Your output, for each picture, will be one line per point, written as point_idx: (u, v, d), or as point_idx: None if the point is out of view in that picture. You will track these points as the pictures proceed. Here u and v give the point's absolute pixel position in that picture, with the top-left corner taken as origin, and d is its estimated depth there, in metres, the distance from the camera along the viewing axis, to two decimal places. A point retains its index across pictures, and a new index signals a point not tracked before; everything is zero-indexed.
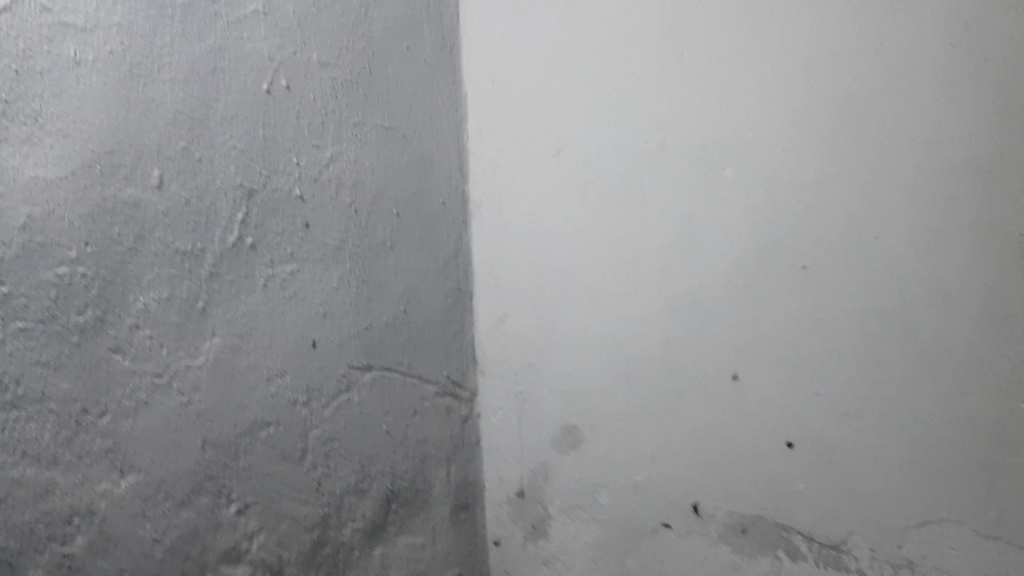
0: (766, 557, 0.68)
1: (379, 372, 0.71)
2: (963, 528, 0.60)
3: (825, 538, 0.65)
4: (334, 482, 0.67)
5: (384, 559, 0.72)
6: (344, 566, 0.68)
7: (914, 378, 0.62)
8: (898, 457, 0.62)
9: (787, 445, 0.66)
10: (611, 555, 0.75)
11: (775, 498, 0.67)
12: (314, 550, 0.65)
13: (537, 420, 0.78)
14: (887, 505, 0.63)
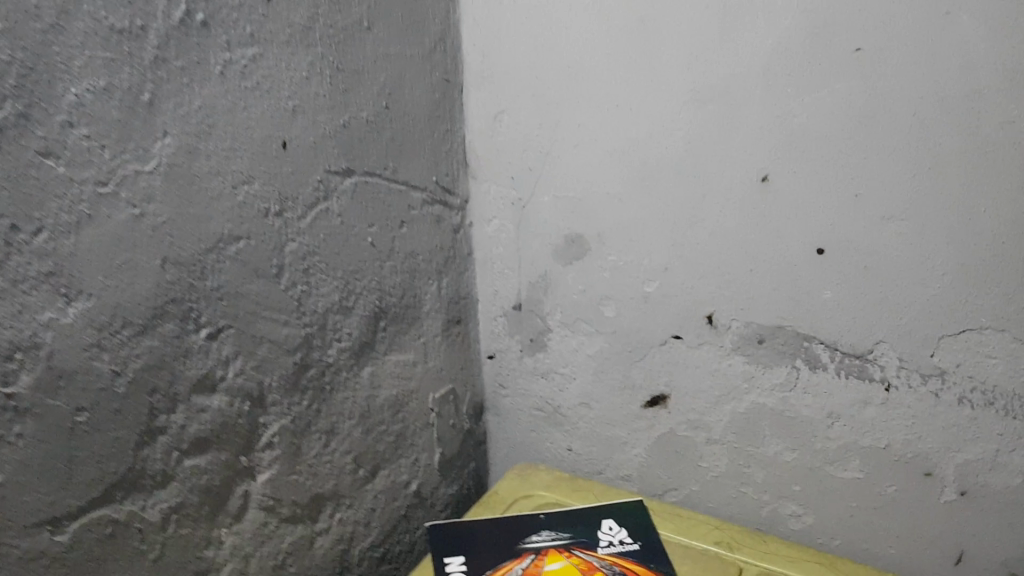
0: (782, 367, 0.66)
1: (361, 177, 0.62)
2: (1006, 337, 0.57)
3: (847, 348, 0.63)
4: (316, 300, 0.60)
5: (373, 377, 0.67)
6: (331, 387, 0.63)
7: (970, 179, 0.54)
8: (941, 264, 0.57)
9: (818, 253, 0.61)
10: (612, 368, 0.72)
11: (797, 308, 0.63)
12: (298, 373, 0.60)
13: (541, 229, 0.71)
14: (921, 313, 0.59)
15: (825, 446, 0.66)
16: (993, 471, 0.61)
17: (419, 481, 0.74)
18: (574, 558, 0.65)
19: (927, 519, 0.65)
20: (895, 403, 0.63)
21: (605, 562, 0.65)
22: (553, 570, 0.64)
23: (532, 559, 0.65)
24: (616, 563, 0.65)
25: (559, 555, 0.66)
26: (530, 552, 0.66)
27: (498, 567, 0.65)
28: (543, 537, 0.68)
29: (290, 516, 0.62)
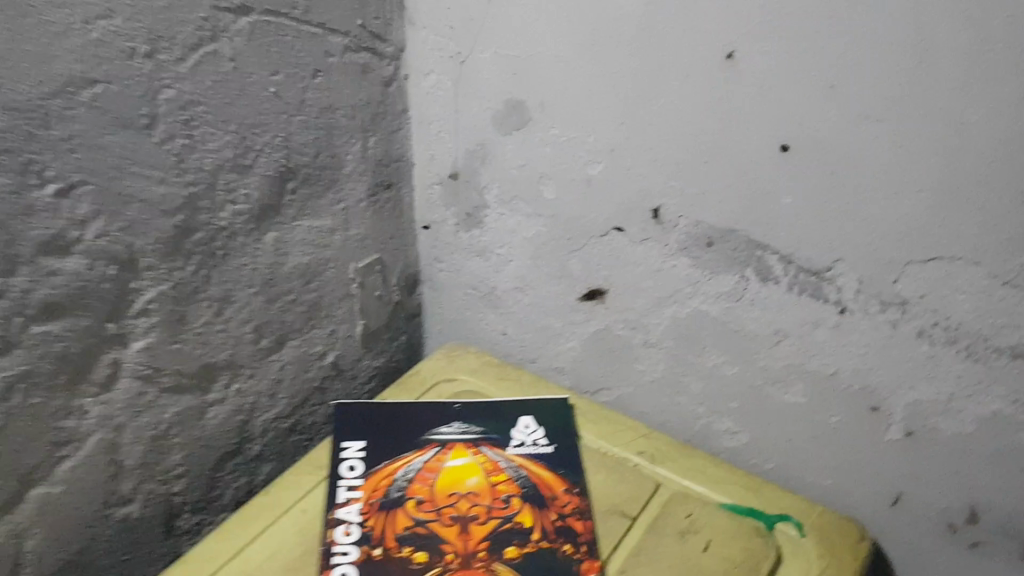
0: (730, 275, 0.59)
1: (261, 16, 0.54)
2: (980, 271, 0.49)
3: (806, 264, 0.55)
4: (202, 157, 0.53)
5: (278, 245, 0.62)
6: (224, 253, 0.58)
7: (966, 82, 0.44)
8: (917, 180, 0.48)
9: (781, 149, 0.52)
10: (550, 255, 0.67)
11: (751, 209, 0.55)
12: (181, 237, 0.54)
13: (478, 91, 0.64)
14: (888, 233, 0.51)
15: (768, 364, 0.60)
16: (945, 416, 0.54)
17: (336, 352, 0.72)
18: (481, 456, 0.62)
19: (866, 452, 0.59)
20: (850, 328, 0.55)
21: (512, 464, 0.62)
22: (456, 467, 0.61)
23: (436, 452, 0.62)
24: (524, 467, 0.61)
25: (465, 450, 0.63)
26: (435, 445, 0.63)
27: (398, 457, 0.62)
28: (452, 430, 0.65)
29: (173, 386, 0.58)
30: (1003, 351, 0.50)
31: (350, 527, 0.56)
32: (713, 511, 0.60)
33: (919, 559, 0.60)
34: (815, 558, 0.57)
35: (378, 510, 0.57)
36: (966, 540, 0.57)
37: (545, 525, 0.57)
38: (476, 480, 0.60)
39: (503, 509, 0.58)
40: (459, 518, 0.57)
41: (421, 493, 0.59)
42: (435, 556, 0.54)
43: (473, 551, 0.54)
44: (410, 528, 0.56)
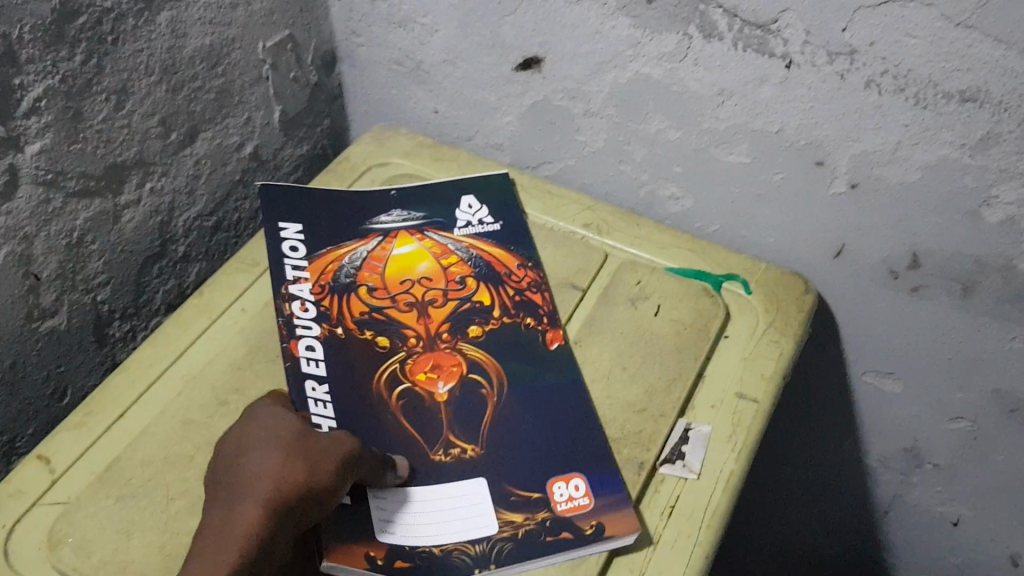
0: (672, 35, 0.55)
1: None
2: (932, 12, 0.46)
3: (751, 17, 0.51)
4: None
5: (174, 25, 0.56)
6: (114, 39, 0.52)
7: None
8: None
9: None
10: (478, 22, 0.62)
11: None
12: (61, 22, 0.48)
13: None
14: None
15: (712, 126, 0.58)
16: (891, 164, 0.53)
17: (253, 142, 0.67)
18: (428, 239, 0.60)
19: (810, 207, 0.59)
20: (795, 82, 0.53)
21: (461, 245, 0.60)
22: (404, 254, 0.59)
23: (380, 238, 0.60)
24: (474, 247, 0.60)
25: (411, 237, 0.60)
26: (379, 233, 0.60)
27: (342, 245, 0.59)
28: (393, 220, 0.61)
29: (81, 190, 0.54)
30: (952, 95, 0.48)
31: (308, 319, 0.54)
32: (661, 276, 0.60)
33: (860, 307, 0.62)
34: (761, 315, 0.58)
35: (332, 299, 0.55)
36: (906, 286, 0.59)
37: (504, 303, 0.56)
38: (426, 265, 0.58)
39: (460, 292, 0.57)
40: (416, 305, 0.56)
41: (374, 280, 0.57)
42: (400, 343, 0.54)
43: (437, 335, 0.54)
44: (369, 316, 0.55)
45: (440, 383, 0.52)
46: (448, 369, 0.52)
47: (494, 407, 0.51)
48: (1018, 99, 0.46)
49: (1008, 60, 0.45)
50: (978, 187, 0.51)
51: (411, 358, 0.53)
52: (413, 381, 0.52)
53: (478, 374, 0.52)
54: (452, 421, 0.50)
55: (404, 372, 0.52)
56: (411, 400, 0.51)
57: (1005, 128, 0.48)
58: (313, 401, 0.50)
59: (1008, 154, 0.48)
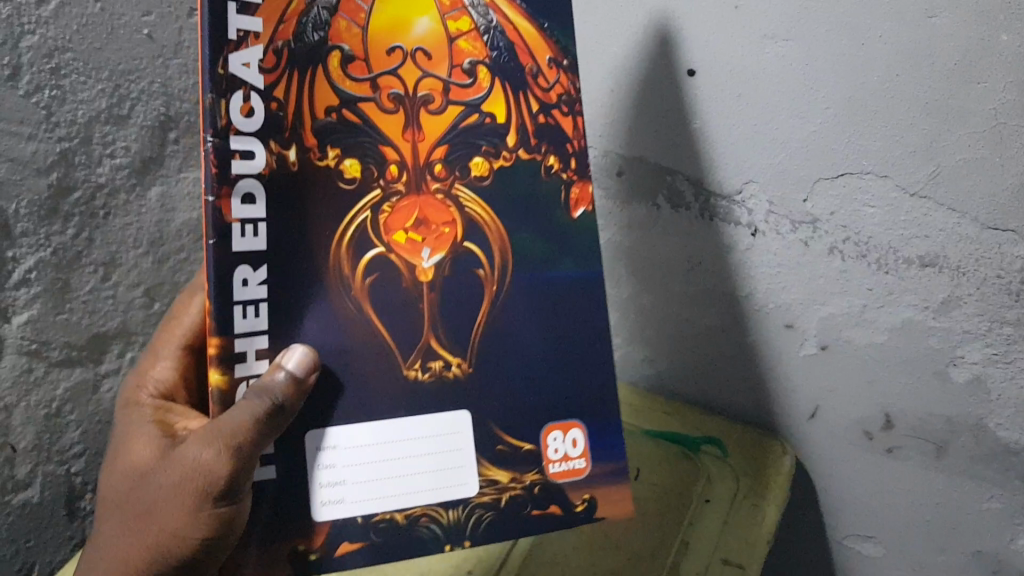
0: (641, 205, 0.60)
1: None
2: (888, 183, 0.49)
3: (717, 188, 0.55)
4: (73, 107, 0.55)
5: (164, 199, 0.59)
6: (105, 214, 0.57)
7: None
8: (825, 98, 0.48)
9: (689, 74, 0.53)
10: None
11: (654, 136, 0.57)
12: (57, 197, 0.55)
13: None
14: (796, 152, 0.51)
15: (683, 288, 0.61)
16: (858, 326, 0.55)
17: None
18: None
19: (782, 368, 0.60)
20: (760, 250, 0.56)
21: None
22: None
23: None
24: (495, 10, 0.43)
25: None
26: None
27: None
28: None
29: (63, 360, 0.56)
30: (912, 260, 0.51)
31: (249, 96, 0.38)
32: (637, 438, 0.62)
33: (839, 468, 0.62)
34: (740, 476, 0.59)
35: (288, 68, 0.39)
36: (881, 447, 0.59)
37: (522, 122, 0.43)
38: (426, 26, 0.42)
39: (465, 91, 0.42)
40: (403, 103, 0.41)
41: (354, 30, 0.40)
42: (374, 174, 0.41)
43: (421, 161, 0.42)
44: (334, 111, 0.40)
45: (424, 250, 0.42)
46: (436, 229, 0.42)
47: (490, 303, 0.43)
48: (973, 264, 0.49)
49: (961, 227, 0.48)
50: (944, 347, 0.52)
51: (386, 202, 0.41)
52: (387, 242, 0.41)
53: (478, 245, 0.42)
54: (437, 320, 0.42)
55: (378, 225, 0.41)
56: (384, 277, 0.41)
57: (963, 290, 0.50)
58: (245, 267, 0.38)
59: (970, 316, 0.50)
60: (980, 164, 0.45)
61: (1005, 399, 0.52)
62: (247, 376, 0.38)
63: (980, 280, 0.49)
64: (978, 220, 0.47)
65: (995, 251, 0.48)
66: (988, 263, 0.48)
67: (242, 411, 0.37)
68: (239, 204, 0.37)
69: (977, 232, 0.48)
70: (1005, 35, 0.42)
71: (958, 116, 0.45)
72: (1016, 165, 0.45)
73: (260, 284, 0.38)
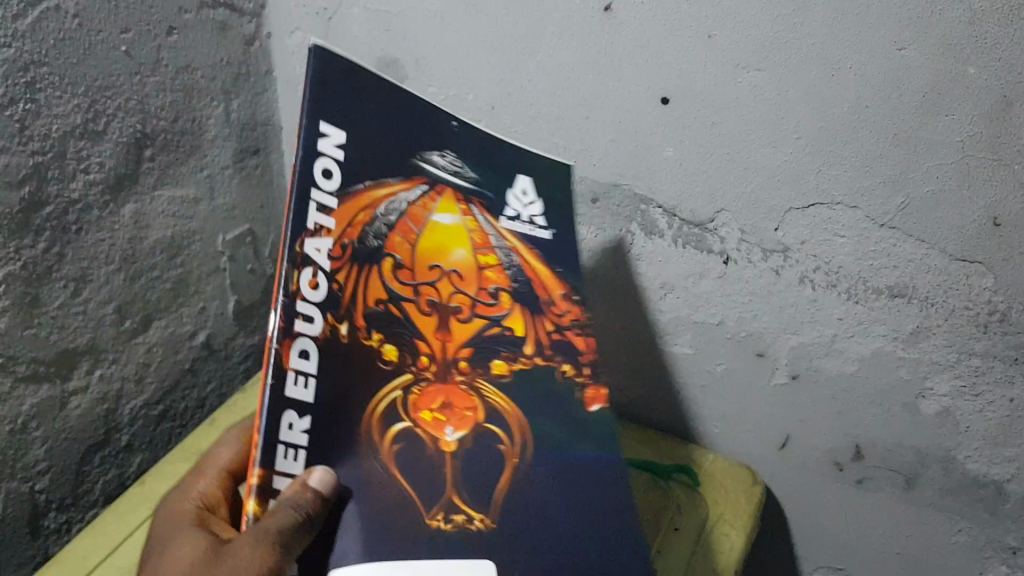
0: (614, 231, 0.60)
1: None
2: (857, 214, 0.49)
3: (689, 216, 0.55)
4: (48, 122, 0.50)
5: (138, 217, 0.59)
6: (78, 228, 0.54)
7: (816, 22, 0.45)
8: (795, 128, 0.49)
9: (662, 102, 0.52)
10: None
11: (625, 163, 0.56)
12: (29, 212, 0.50)
13: (349, 46, 0.63)
14: (768, 181, 0.51)
15: (656, 318, 0.61)
16: (828, 356, 0.55)
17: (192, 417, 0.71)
18: (471, 218, 0.47)
19: (754, 399, 0.60)
20: (732, 277, 0.56)
21: (503, 243, 0.48)
22: (443, 224, 0.46)
23: (425, 190, 0.45)
24: (516, 251, 0.48)
25: (454, 203, 0.47)
26: (423, 181, 0.46)
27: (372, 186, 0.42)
28: (445, 165, 0.47)
29: (30, 375, 0.54)
30: (881, 290, 0.51)
31: (317, 274, 0.37)
32: None
33: (809, 498, 0.62)
34: (711, 507, 0.59)
35: (351, 260, 0.40)
36: (852, 479, 0.59)
37: (538, 336, 0.46)
38: (462, 256, 0.46)
39: (490, 307, 0.46)
40: (438, 309, 0.43)
41: (524, 252, 0.49)
42: (408, 359, 0.41)
43: (454, 361, 0.43)
44: (384, 305, 0.41)
45: (449, 427, 0.40)
46: (459, 413, 0.41)
47: (513, 472, 0.41)
48: (942, 296, 0.49)
49: (929, 257, 0.48)
50: (913, 379, 0.53)
51: (557, 331, 0.48)
52: (414, 418, 0.40)
53: (497, 425, 0.42)
54: (456, 479, 0.39)
55: (408, 403, 0.40)
56: (410, 443, 0.39)
57: (932, 321, 0.50)
58: (291, 413, 0.35)
59: (938, 348, 0.51)
60: (949, 197, 0.46)
61: (974, 432, 0.52)
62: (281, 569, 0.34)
63: (948, 312, 0.49)
64: (947, 252, 0.48)
65: (963, 283, 0.48)
66: (956, 295, 0.49)
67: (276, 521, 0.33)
68: (298, 358, 0.36)
69: (946, 263, 0.48)
70: (971, 68, 0.42)
71: (929, 148, 0.45)
72: (982, 198, 0.45)
73: (304, 431, 0.35)
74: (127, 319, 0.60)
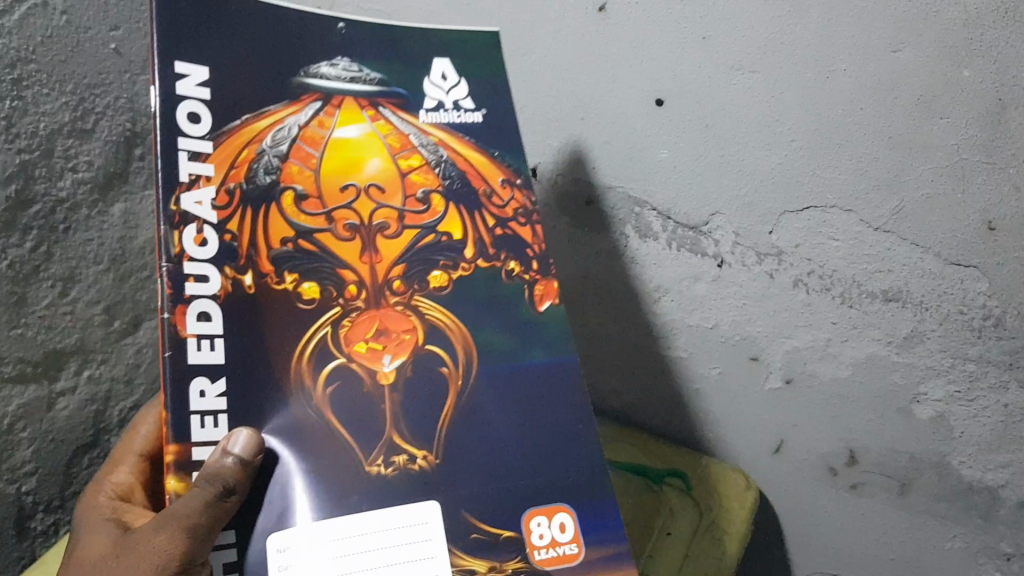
0: (609, 235, 0.59)
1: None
2: (852, 218, 0.49)
3: (683, 219, 0.55)
4: (35, 120, 0.51)
5: (127, 217, 0.58)
6: (65, 227, 0.54)
7: (808, 24, 0.45)
8: (789, 130, 0.48)
9: (656, 103, 0.52)
10: None
11: (620, 165, 0.56)
12: (15, 210, 0.51)
13: None
14: (762, 184, 0.51)
15: (649, 321, 0.61)
16: (822, 360, 0.55)
17: None
18: (383, 122, 0.42)
19: (748, 403, 0.60)
20: (726, 280, 0.56)
21: (427, 139, 0.42)
22: (348, 137, 0.41)
23: (320, 107, 0.41)
24: (444, 144, 0.43)
25: (359, 111, 0.42)
26: (317, 96, 0.41)
27: (262, 120, 0.39)
28: (336, 74, 0.41)
29: (14, 376, 0.54)
30: (876, 294, 0.51)
31: (202, 228, 0.36)
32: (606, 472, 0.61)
33: (803, 504, 0.62)
34: (703, 511, 0.58)
35: (240, 205, 0.37)
36: (846, 484, 0.59)
37: (479, 233, 0.41)
38: (377, 165, 0.41)
39: (420, 215, 0.41)
40: (359, 232, 0.39)
41: (455, 141, 0.43)
42: (333, 294, 0.38)
43: (384, 285, 0.39)
44: (291, 243, 0.38)
45: (385, 356, 0.38)
46: (396, 336, 0.39)
47: (456, 399, 0.38)
48: (937, 300, 0.49)
49: (924, 262, 0.48)
50: (907, 383, 0.52)
51: (499, 225, 0.42)
52: (348, 352, 0.38)
53: (441, 347, 0.39)
54: (399, 415, 0.37)
55: (339, 337, 0.38)
56: (344, 382, 0.37)
57: (927, 325, 0.50)
58: (201, 379, 0.35)
59: (933, 352, 0.50)
60: (944, 200, 0.46)
61: (968, 437, 0.52)
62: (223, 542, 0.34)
63: (943, 316, 0.49)
64: (942, 256, 0.47)
65: (958, 287, 0.48)
66: (950, 299, 0.48)
67: (193, 501, 0.33)
68: (194, 321, 0.35)
69: (940, 267, 0.48)
70: (966, 70, 0.42)
71: (924, 152, 0.45)
72: (977, 201, 0.45)
73: (219, 394, 0.35)
74: (118, 321, 0.59)
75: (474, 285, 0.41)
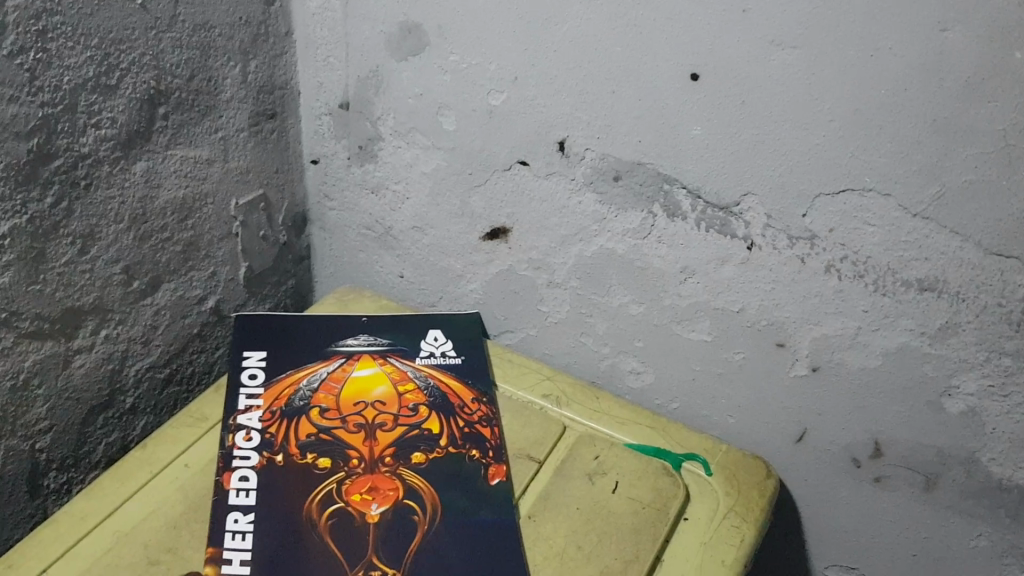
0: (636, 212, 0.58)
1: None
2: (888, 202, 0.47)
3: (714, 198, 0.54)
4: (59, 73, 0.49)
5: (149, 175, 0.58)
6: (87, 183, 0.53)
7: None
8: (829, 109, 0.47)
9: (690, 78, 0.50)
10: (452, 189, 0.66)
11: (651, 142, 0.54)
12: (37, 163, 0.49)
13: (371, 12, 0.62)
14: (797, 165, 0.49)
15: (674, 303, 0.60)
16: (851, 349, 0.53)
17: (203, 382, 0.70)
18: (389, 368, 0.63)
19: (772, 390, 0.59)
20: (756, 264, 0.54)
21: (420, 374, 0.62)
22: (362, 377, 0.62)
23: (342, 362, 0.63)
24: (432, 376, 0.62)
25: (372, 361, 0.63)
26: (341, 356, 0.64)
27: (301, 367, 0.62)
28: (359, 344, 0.65)
29: (34, 332, 0.53)
30: (910, 283, 0.49)
31: (250, 433, 0.56)
32: (620, 451, 0.59)
33: (823, 495, 0.61)
34: (722, 496, 0.57)
35: (281, 417, 0.57)
36: (869, 478, 0.58)
37: (453, 433, 0.57)
38: (382, 391, 0.60)
39: (411, 418, 0.58)
40: (364, 426, 0.57)
41: (440, 375, 0.63)
42: (340, 463, 0.54)
43: (379, 459, 0.55)
44: (315, 435, 0.56)
45: (374, 504, 0.51)
46: (384, 493, 0.52)
47: (423, 535, 0.50)
48: (973, 291, 0.47)
49: (964, 252, 0.46)
50: (938, 376, 0.51)
51: (470, 427, 0.59)
52: (347, 500, 0.51)
53: (415, 500, 0.52)
54: (379, 545, 0.49)
55: (339, 493, 0.52)
56: (341, 519, 0.50)
57: (962, 317, 0.48)
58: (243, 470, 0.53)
59: (967, 345, 0.49)
60: (986, 188, 0.44)
61: (1000, 433, 0.50)
62: (233, 570, 0.47)
63: (980, 308, 0.47)
64: (982, 246, 0.46)
65: (998, 278, 0.46)
66: (988, 290, 0.47)
67: None
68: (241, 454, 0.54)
69: (981, 258, 0.46)
70: (1017, 52, 0.40)
71: (968, 137, 0.43)
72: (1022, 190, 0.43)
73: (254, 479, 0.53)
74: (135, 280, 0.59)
75: (446, 463, 0.55)
